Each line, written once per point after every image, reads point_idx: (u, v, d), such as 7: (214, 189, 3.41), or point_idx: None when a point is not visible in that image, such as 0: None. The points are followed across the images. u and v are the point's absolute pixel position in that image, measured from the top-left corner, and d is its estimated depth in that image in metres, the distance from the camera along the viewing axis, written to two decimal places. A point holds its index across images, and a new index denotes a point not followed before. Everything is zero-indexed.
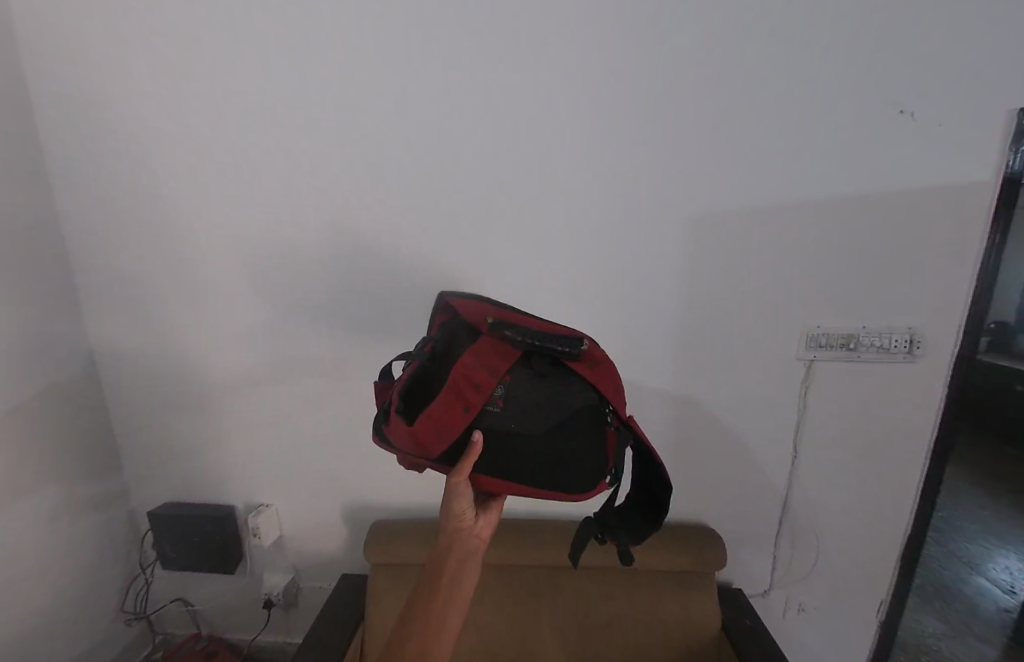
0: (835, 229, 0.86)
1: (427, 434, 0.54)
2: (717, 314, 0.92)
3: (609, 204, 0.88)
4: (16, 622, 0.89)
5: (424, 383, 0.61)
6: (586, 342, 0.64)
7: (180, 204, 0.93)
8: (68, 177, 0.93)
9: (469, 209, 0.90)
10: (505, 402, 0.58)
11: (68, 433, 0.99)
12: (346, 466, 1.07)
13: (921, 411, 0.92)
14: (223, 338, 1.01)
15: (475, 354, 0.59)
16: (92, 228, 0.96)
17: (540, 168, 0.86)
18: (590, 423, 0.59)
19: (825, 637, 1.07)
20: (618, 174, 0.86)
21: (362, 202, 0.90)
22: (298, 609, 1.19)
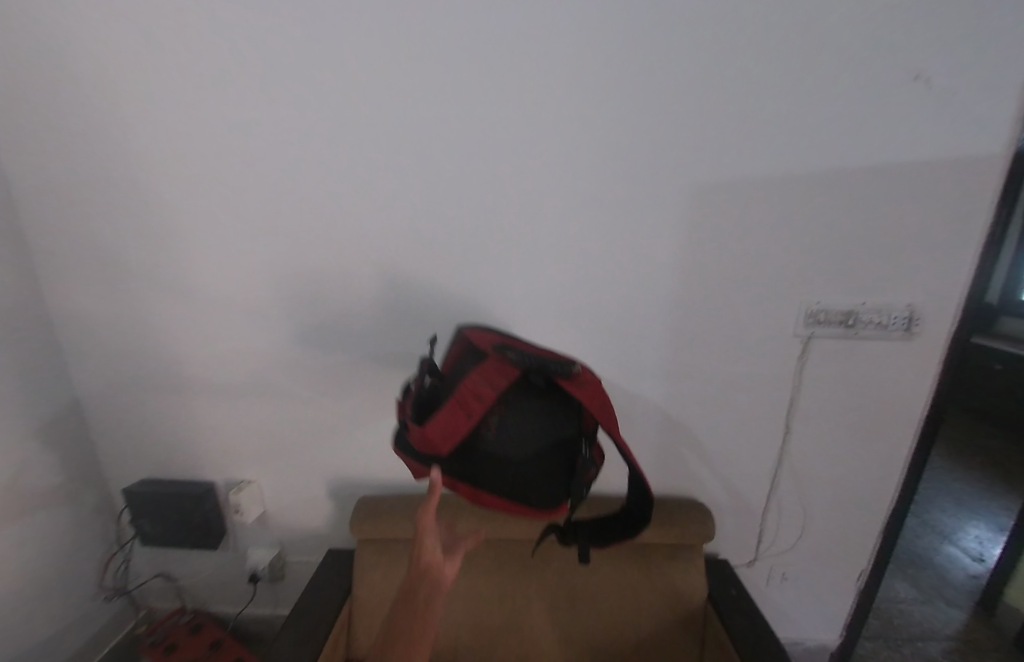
0: (842, 202, 0.82)
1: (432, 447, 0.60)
2: (715, 288, 0.88)
3: (607, 170, 0.82)
4: None
5: (433, 397, 0.65)
6: (577, 365, 0.66)
7: (140, 164, 0.85)
8: (13, 128, 0.85)
9: (457, 172, 0.83)
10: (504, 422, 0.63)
11: (27, 409, 0.93)
12: (331, 443, 1.04)
13: (912, 390, 0.92)
14: (197, 310, 0.95)
15: (478, 370, 0.61)
16: (44, 188, 0.88)
17: (535, 129, 0.80)
18: (569, 450, 0.65)
19: (804, 605, 1.10)
20: (618, 138, 0.80)
21: (337, 162, 0.83)
22: (285, 584, 1.18)
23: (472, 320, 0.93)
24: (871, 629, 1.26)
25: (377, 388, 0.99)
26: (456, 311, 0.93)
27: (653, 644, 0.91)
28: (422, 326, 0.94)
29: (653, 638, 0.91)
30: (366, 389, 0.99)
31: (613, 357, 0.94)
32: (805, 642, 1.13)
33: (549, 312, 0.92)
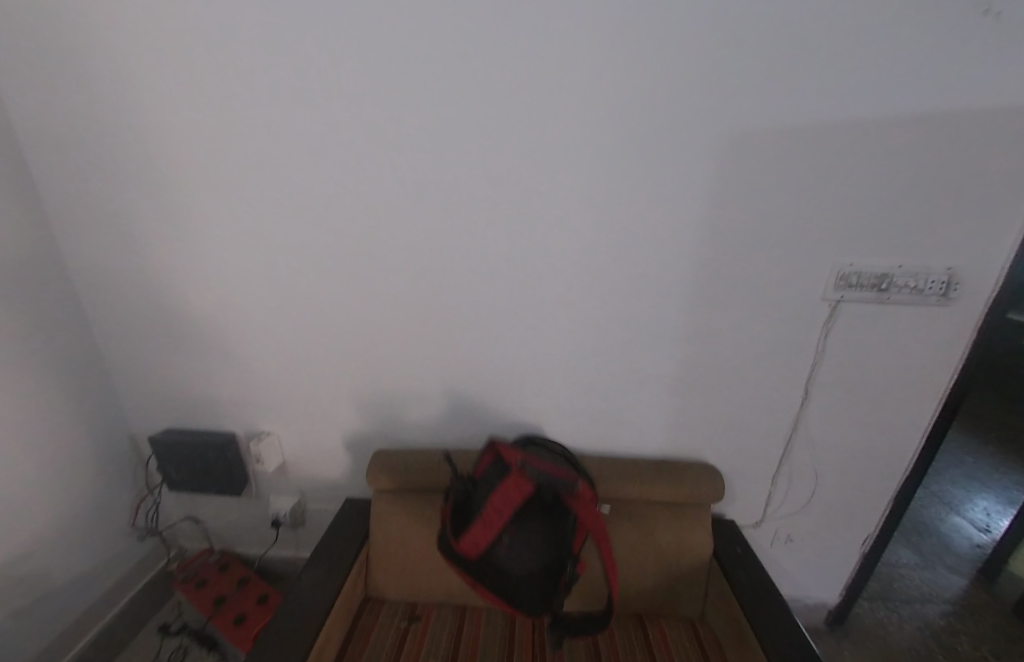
0: (890, 153, 0.75)
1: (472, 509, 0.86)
2: (740, 246, 0.84)
3: (627, 116, 0.77)
4: (24, 535, 0.92)
5: (467, 505, 0.86)
6: (580, 483, 0.83)
7: (145, 113, 0.85)
8: (17, 72, 0.85)
9: (464, 117, 0.79)
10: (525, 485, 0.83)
11: (51, 358, 0.96)
12: (345, 398, 1.06)
13: (942, 358, 0.88)
14: (208, 264, 0.96)
15: (501, 493, 0.79)
16: (57, 136, 0.89)
17: (548, 69, 0.75)
18: (561, 557, 0.81)
19: (807, 565, 1.13)
20: (639, 79, 0.74)
21: (339, 106, 0.80)
22: (306, 529, 1.24)
23: (486, 276, 0.91)
24: (870, 590, 1.30)
25: (389, 344, 0.99)
26: (469, 267, 0.91)
27: (657, 596, 0.94)
28: (435, 282, 0.93)
29: (658, 591, 0.94)
30: (378, 346, 1.00)
31: (629, 317, 0.92)
32: (805, 600, 1.17)
33: (566, 270, 0.89)
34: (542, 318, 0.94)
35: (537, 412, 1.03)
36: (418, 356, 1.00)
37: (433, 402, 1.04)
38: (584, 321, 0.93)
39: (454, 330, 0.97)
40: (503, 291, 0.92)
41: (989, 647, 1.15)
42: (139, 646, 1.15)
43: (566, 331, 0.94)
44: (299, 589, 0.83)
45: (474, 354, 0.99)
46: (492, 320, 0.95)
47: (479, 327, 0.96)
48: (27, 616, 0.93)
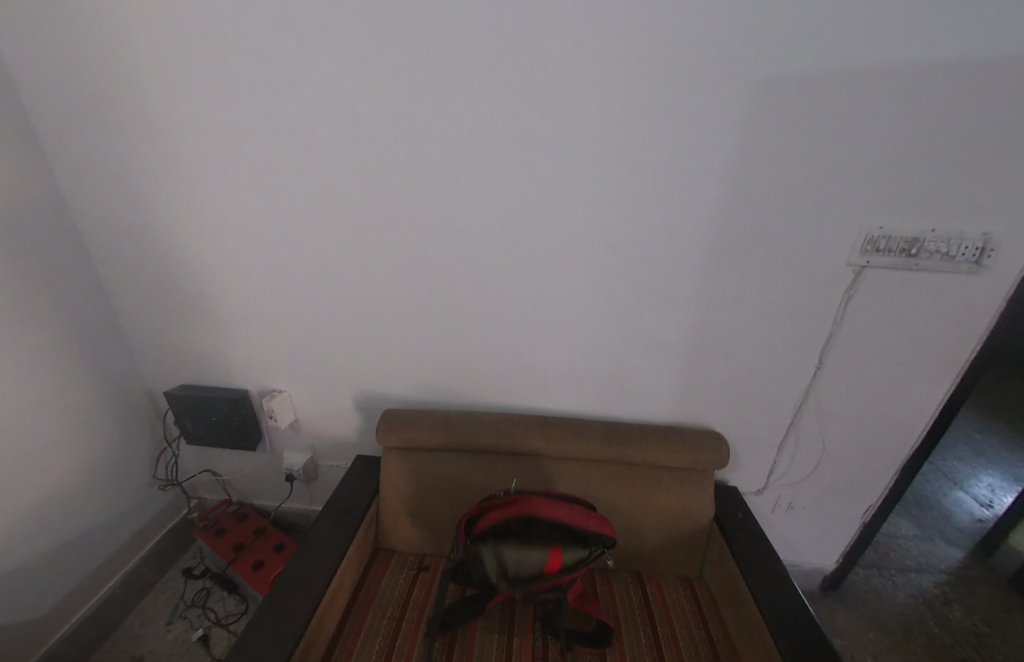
0: (936, 104, 0.69)
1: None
2: (760, 207, 0.80)
3: (648, 61, 0.72)
4: (50, 481, 0.97)
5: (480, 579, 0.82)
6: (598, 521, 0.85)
7: (141, 57, 0.81)
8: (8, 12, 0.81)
9: (475, 62, 0.75)
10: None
11: (65, 312, 0.98)
12: (354, 357, 1.06)
13: (966, 329, 0.85)
14: (214, 220, 0.95)
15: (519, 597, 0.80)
16: (54, 84, 0.86)
17: (564, 8, 0.69)
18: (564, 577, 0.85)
19: (807, 532, 1.15)
20: (663, 20, 0.69)
21: (342, 49, 0.76)
22: (318, 484, 1.29)
23: (496, 236, 0.89)
24: (866, 558, 1.32)
25: (398, 305, 0.99)
26: (478, 226, 0.89)
27: (657, 555, 0.97)
28: (444, 241, 0.91)
29: (659, 551, 0.96)
30: (387, 306, 0.99)
31: (642, 281, 0.90)
32: (802, 565, 1.20)
33: (579, 229, 0.87)
34: (553, 280, 0.92)
35: (545, 376, 1.03)
36: (426, 317, 0.99)
37: (442, 364, 1.05)
38: (595, 284, 0.91)
39: (463, 291, 0.96)
40: (513, 251, 0.90)
41: (980, 615, 1.18)
42: (166, 585, 1.23)
43: (577, 294, 0.93)
44: (313, 537, 0.87)
45: (484, 316, 0.98)
46: (502, 282, 0.94)
47: (488, 288, 0.95)
48: (61, 554, 1.00)
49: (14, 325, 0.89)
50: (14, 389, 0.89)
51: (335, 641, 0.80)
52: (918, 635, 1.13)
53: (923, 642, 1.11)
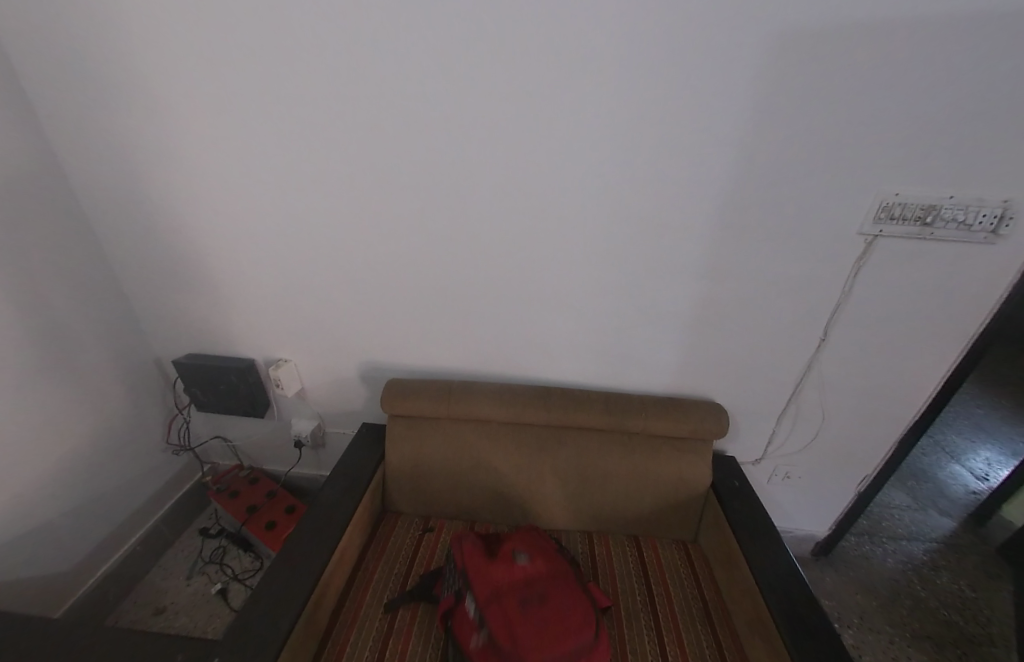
0: (970, 59, 0.65)
1: (494, 570, 0.78)
2: (773, 173, 0.78)
3: (660, 13, 0.67)
4: (68, 446, 1.01)
5: None
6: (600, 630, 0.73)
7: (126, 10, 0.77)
8: None
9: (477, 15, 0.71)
10: (541, 603, 0.74)
11: (69, 281, 0.99)
12: (359, 327, 1.07)
13: (977, 301, 0.84)
14: (213, 187, 0.93)
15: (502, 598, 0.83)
16: (37, 42, 0.82)
17: None
18: None
19: (801, 499, 1.18)
20: None
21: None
22: (326, 450, 1.32)
23: (499, 203, 0.87)
24: (858, 527, 1.36)
25: (400, 274, 0.98)
26: (481, 192, 0.87)
27: (654, 520, 1.00)
28: (447, 208, 0.89)
29: (656, 516, 0.99)
30: (390, 275, 0.99)
31: (649, 249, 0.88)
32: (795, 531, 1.23)
33: (584, 196, 0.84)
34: (557, 249, 0.91)
35: (548, 346, 1.03)
36: (429, 285, 0.99)
37: (445, 334, 1.05)
38: (599, 253, 0.90)
39: (466, 260, 0.95)
40: (517, 219, 0.89)
41: (966, 580, 1.22)
42: (185, 544, 1.29)
43: (581, 263, 0.92)
44: (322, 499, 0.90)
45: (487, 286, 0.97)
46: (505, 250, 0.92)
47: (491, 257, 0.94)
48: (82, 514, 1.05)
49: (20, 294, 0.89)
50: (24, 356, 0.90)
51: (346, 594, 0.84)
52: (903, 597, 1.17)
53: (908, 604, 1.15)
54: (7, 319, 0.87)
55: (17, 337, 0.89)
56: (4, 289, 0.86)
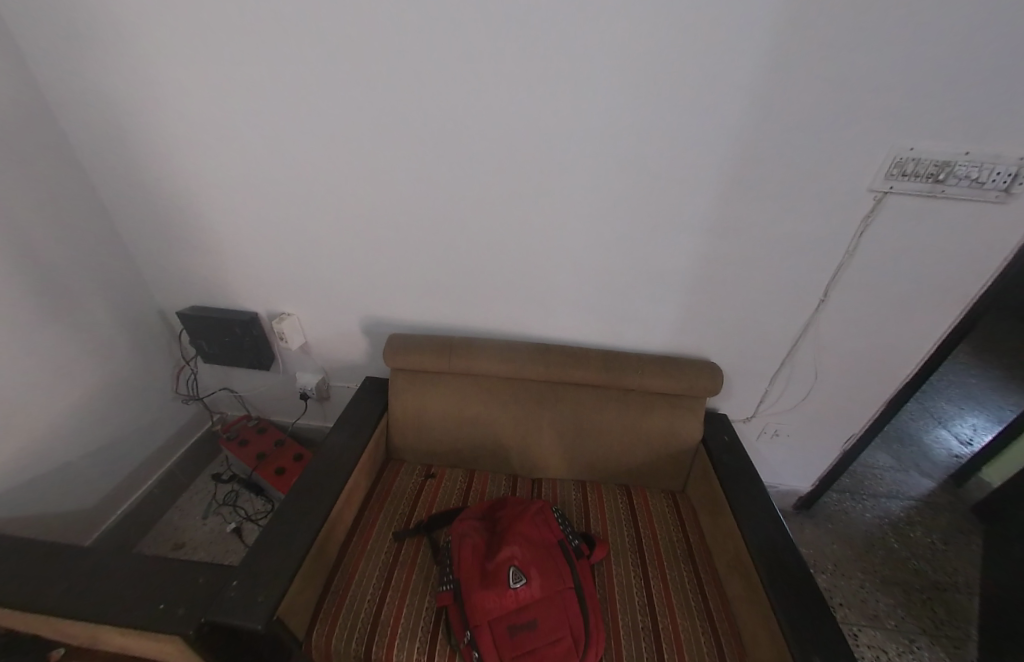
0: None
1: (487, 597, 0.72)
2: (786, 126, 0.74)
3: None
4: (79, 395, 1.04)
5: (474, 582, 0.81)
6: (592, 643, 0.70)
7: None
8: None
9: None
10: (531, 630, 0.71)
11: (66, 232, 0.97)
12: (360, 282, 1.07)
13: (980, 264, 0.83)
14: (205, 132, 0.90)
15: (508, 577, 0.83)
16: None
17: None
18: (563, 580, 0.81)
19: (787, 455, 1.23)
20: None
21: None
22: (331, 403, 1.36)
23: (503, 153, 0.84)
24: (842, 484, 1.43)
25: (400, 227, 0.97)
26: (484, 141, 0.83)
27: (646, 471, 1.04)
28: (447, 159, 0.86)
29: (648, 467, 1.04)
30: (390, 228, 0.97)
31: (652, 206, 0.86)
32: (779, 485, 1.29)
33: (590, 147, 0.81)
34: (561, 202, 0.89)
35: (548, 303, 1.04)
36: (430, 240, 0.98)
37: (446, 290, 1.06)
38: (602, 208, 0.88)
39: (467, 213, 0.93)
40: (520, 169, 0.86)
41: (938, 535, 1.29)
42: (199, 487, 1.36)
43: (585, 218, 0.90)
44: (327, 446, 0.94)
45: (488, 240, 0.96)
46: (507, 204, 0.91)
47: (494, 210, 0.92)
48: (98, 460, 1.09)
49: (21, 246, 0.89)
50: (29, 308, 0.91)
51: (353, 530, 0.90)
52: (877, 548, 1.24)
53: (880, 554, 1.23)
54: (6, 269, 0.87)
55: (21, 288, 0.90)
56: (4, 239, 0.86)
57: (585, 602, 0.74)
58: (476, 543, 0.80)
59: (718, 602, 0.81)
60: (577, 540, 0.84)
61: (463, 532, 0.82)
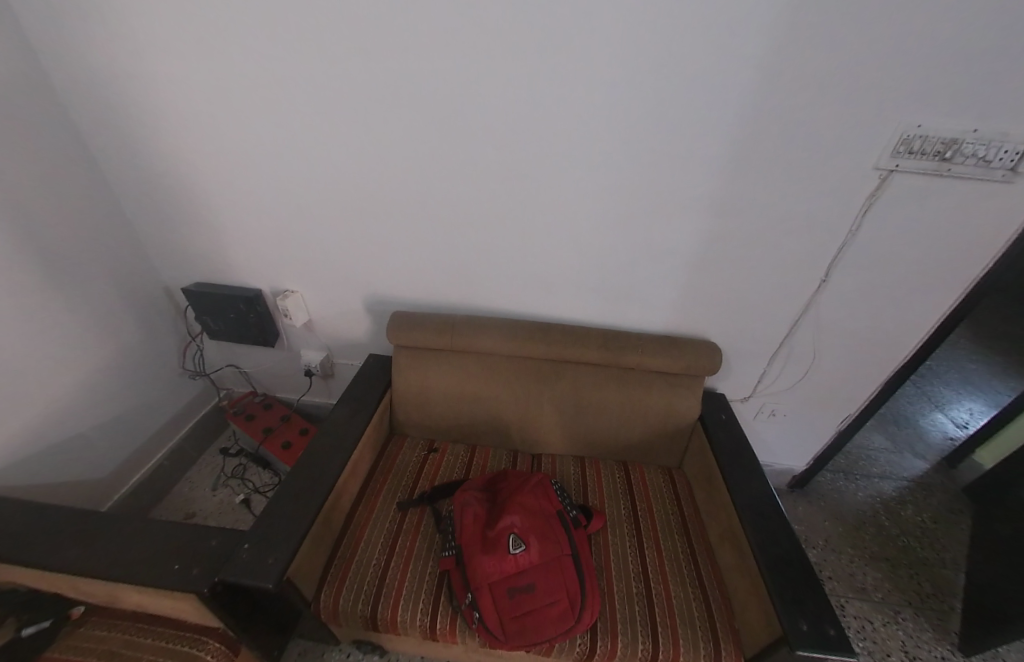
0: None
1: (488, 561, 0.75)
2: (794, 102, 0.73)
3: None
4: (88, 370, 1.06)
5: None
6: (589, 608, 0.73)
7: None
8: None
9: None
10: (531, 593, 0.74)
11: (70, 207, 0.98)
12: (364, 258, 1.07)
13: (982, 244, 0.83)
14: (205, 104, 0.88)
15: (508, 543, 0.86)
16: None
17: None
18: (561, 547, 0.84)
19: (783, 435, 1.25)
20: None
21: None
22: (335, 380, 1.38)
23: (505, 128, 0.83)
24: (837, 465, 1.45)
25: (402, 204, 0.97)
26: (487, 116, 0.82)
27: (643, 447, 1.06)
28: (450, 135, 0.85)
29: (645, 444, 1.06)
30: (394, 205, 0.97)
31: (657, 183, 0.86)
32: (774, 464, 1.32)
33: (594, 123, 0.80)
34: (563, 179, 0.88)
35: (550, 281, 1.04)
36: (432, 217, 0.98)
37: (449, 268, 1.06)
38: (607, 184, 0.88)
39: (470, 190, 0.93)
40: (524, 145, 0.85)
41: (929, 514, 1.32)
42: (208, 461, 1.40)
43: (587, 196, 0.90)
44: (332, 420, 0.96)
45: (491, 218, 0.96)
46: (511, 181, 0.90)
47: (497, 187, 0.91)
48: (108, 433, 1.12)
49: (27, 221, 0.90)
50: (37, 283, 0.92)
51: (359, 499, 0.93)
52: (868, 525, 1.27)
53: (871, 531, 1.26)
54: (11, 244, 0.87)
55: (28, 263, 0.90)
56: (9, 213, 0.86)
57: (581, 567, 0.77)
58: (478, 512, 0.82)
59: (711, 571, 0.84)
60: (574, 511, 0.87)
61: (466, 502, 0.84)
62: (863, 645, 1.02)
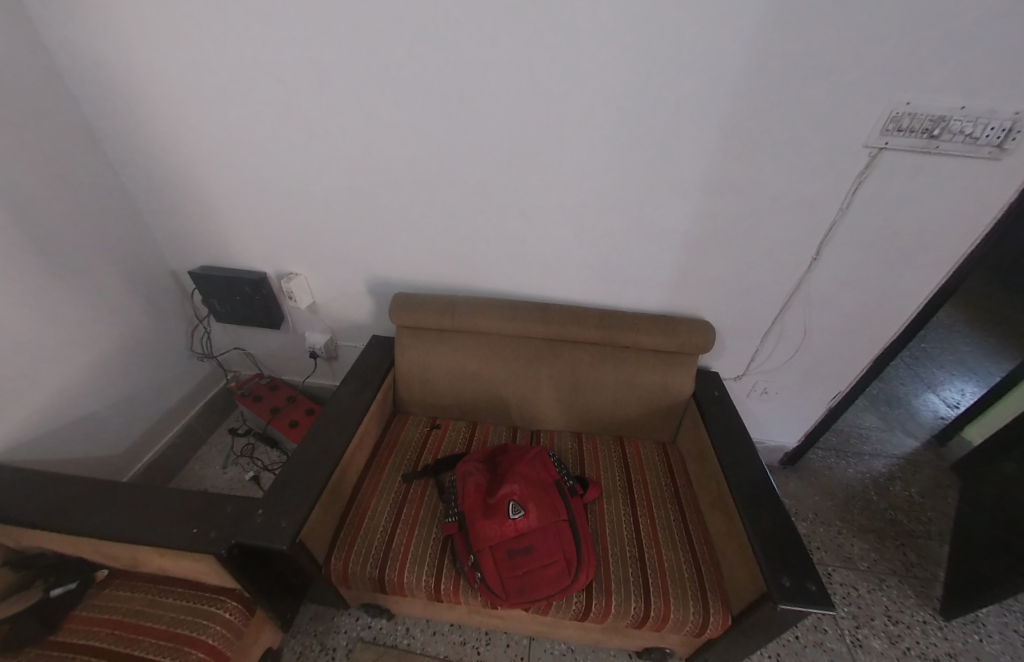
0: None
1: (489, 525, 0.79)
2: (787, 79, 0.74)
3: None
4: (98, 351, 1.09)
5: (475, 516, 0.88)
6: (585, 568, 0.77)
7: None
8: None
9: None
10: (530, 555, 0.78)
11: (76, 188, 0.99)
12: (365, 241, 1.09)
13: (968, 222, 0.85)
14: (207, 87, 0.89)
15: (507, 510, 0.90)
16: None
17: None
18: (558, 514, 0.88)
19: (775, 412, 1.28)
20: None
21: None
22: (339, 362, 1.42)
23: (504, 108, 0.84)
24: (829, 443, 1.49)
25: (403, 186, 0.98)
26: (485, 96, 0.83)
27: (639, 423, 1.10)
28: (450, 117, 0.87)
29: (640, 420, 1.09)
30: (393, 187, 0.99)
31: (653, 163, 0.87)
32: (767, 441, 1.36)
33: (591, 102, 0.81)
34: (562, 159, 0.90)
35: (547, 262, 1.06)
36: (432, 200, 1.00)
37: (449, 250, 1.08)
38: (603, 165, 0.89)
39: (469, 171, 0.94)
40: (521, 124, 0.86)
41: (917, 489, 1.36)
42: (217, 441, 1.44)
43: (585, 175, 0.91)
44: (338, 398, 0.99)
45: (490, 198, 0.98)
46: (509, 162, 0.92)
47: (495, 166, 0.93)
48: (120, 412, 1.16)
49: (35, 202, 0.91)
50: (46, 264, 0.95)
51: (365, 472, 0.97)
52: (857, 499, 1.32)
53: (859, 505, 1.30)
54: (20, 225, 0.89)
55: (38, 244, 0.93)
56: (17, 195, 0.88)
57: (577, 531, 0.82)
58: (480, 481, 0.86)
59: (702, 536, 0.88)
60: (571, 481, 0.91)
61: (469, 472, 0.88)
62: (848, 609, 1.06)
